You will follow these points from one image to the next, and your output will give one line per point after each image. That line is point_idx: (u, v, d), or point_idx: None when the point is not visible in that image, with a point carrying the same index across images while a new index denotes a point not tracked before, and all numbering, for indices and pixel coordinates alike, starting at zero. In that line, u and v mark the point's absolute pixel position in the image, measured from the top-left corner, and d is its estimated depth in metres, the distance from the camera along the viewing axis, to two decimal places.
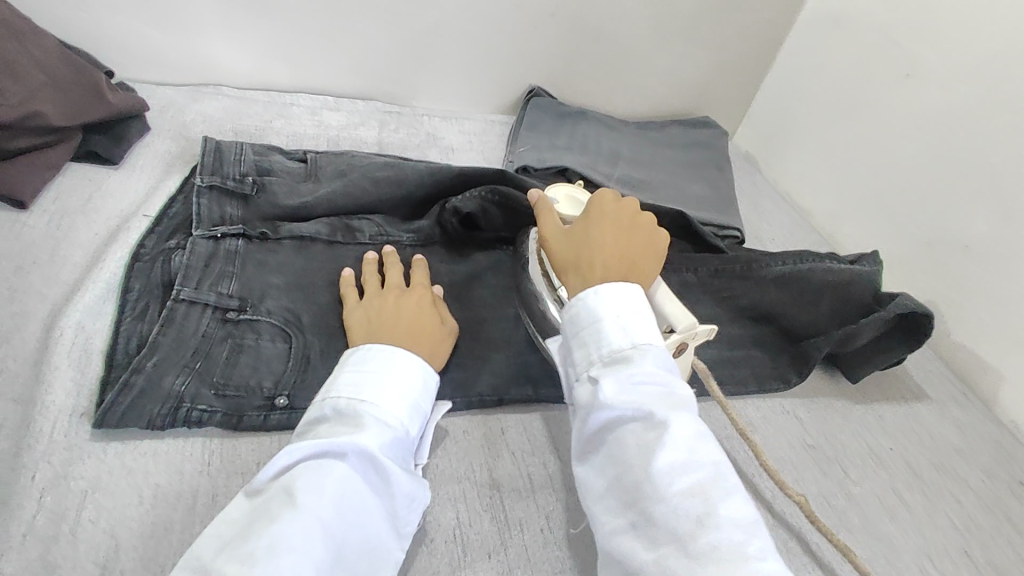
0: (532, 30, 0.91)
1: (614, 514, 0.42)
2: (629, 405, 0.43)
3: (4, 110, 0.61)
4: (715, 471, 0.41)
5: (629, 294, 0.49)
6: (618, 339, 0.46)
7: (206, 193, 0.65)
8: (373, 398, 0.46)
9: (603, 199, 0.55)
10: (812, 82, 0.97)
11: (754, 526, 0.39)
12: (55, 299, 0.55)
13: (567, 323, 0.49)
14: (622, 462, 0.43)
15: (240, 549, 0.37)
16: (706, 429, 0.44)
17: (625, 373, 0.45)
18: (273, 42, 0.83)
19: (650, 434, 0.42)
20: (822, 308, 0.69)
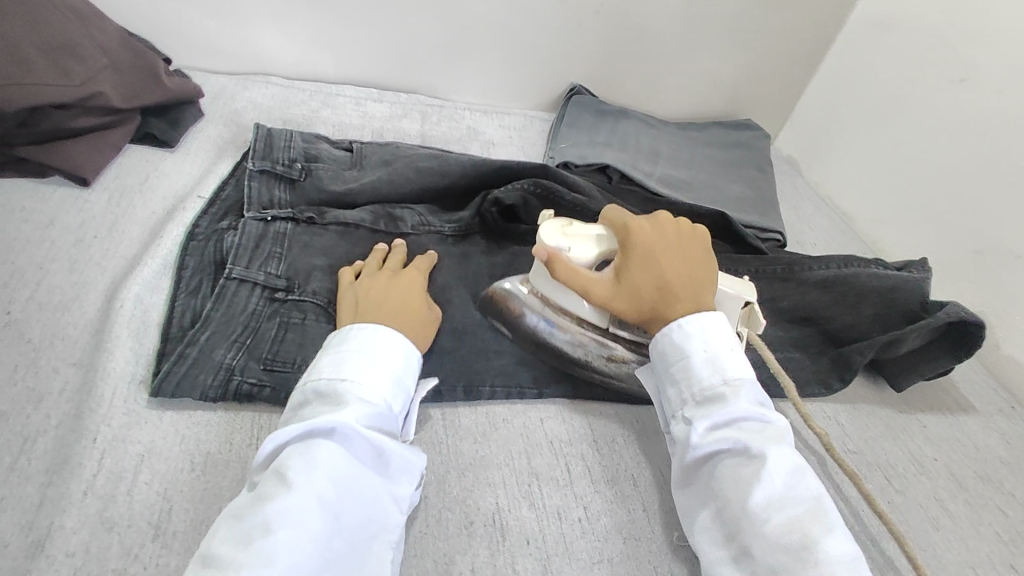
0: (577, 27, 0.91)
1: (715, 546, 0.44)
2: (724, 442, 0.45)
3: (66, 89, 0.63)
4: (815, 507, 0.42)
5: (719, 329, 0.51)
6: (710, 374, 0.48)
7: (257, 176, 0.67)
8: (354, 375, 0.46)
9: (642, 229, 0.54)
10: (860, 86, 0.95)
11: (857, 564, 0.39)
12: (115, 271, 0.57)
13: (658, 358, 0.52)
14: (722, 496, 0.44)
15: (239, 529, 0.38)
16: (806, 464, 0.45)
17: (720, 411, 0.47)
18: (321, 34, 0.85)
19: (747, 469, 0.44)
20: (866, 313, 0.68)
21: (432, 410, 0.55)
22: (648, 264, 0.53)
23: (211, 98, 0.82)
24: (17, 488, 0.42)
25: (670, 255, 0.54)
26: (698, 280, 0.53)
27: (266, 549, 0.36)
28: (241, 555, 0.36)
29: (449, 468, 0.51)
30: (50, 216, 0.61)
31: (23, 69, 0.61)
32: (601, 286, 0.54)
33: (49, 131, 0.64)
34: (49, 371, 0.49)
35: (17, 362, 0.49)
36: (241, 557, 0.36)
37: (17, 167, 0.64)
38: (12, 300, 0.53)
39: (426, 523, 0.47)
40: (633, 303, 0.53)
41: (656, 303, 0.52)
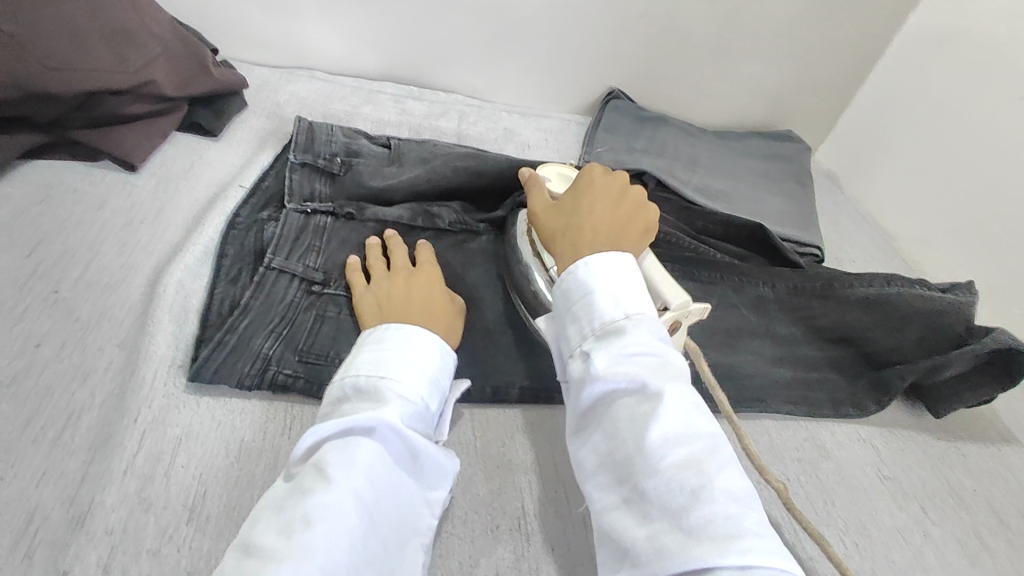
0: (620, 31, 0.90)
1: (607, 490, 0.41)
2: (622, 378, 0.42)
3: (123, 76, 0.65)
4: (711, 447, 0.40)
5: (623, 265, 0.48)
6: (610, 311, 0.46)
7: (298, 169, 0.67)
8: (394, 374, 0.46)
9: (592, 171, 0.56)
10: (911, 102, 0.93)
11: (749, 498, 0.38)
12: (158, 256, 0.58)
13: (561, 296, 0.49)
14: (616, 437, 0.42)
15: (280, 522, 0.38)
16: (701, 403, 0.43)
17: (619, 344, 0.44)
18: (366, 30, 0.86)
19: (645, 408, 0.41)
20: (908, 336, 0.65)
21: (461, 410, 0.55)
22: (582, 197, 0.54)
23: (255, 90, 0.83)
24: (60, 461, 0.43)
25: (605, 198, 0.55)
26: (623, 224, 0.53)
27: (308, 543, 0.36)
28: (282, 546, 0.36)
29: (476, 468, 0.51)
30: (99, 198, 0.62)
31: (81, 54, 0.62)
32: (540, 203, 0.57)
33: (102, 115, 0.65)
34: (95, 350, 0.50)
35: (63, 339, 0.50)
36: (281, 550, 0.36)
37: (69, 149, 0.66)
38: (61, 278, 0.54)
39: (452, 523, 0.47)
40: (556, 224, 0.54)
41: (569, 224, 0.53)
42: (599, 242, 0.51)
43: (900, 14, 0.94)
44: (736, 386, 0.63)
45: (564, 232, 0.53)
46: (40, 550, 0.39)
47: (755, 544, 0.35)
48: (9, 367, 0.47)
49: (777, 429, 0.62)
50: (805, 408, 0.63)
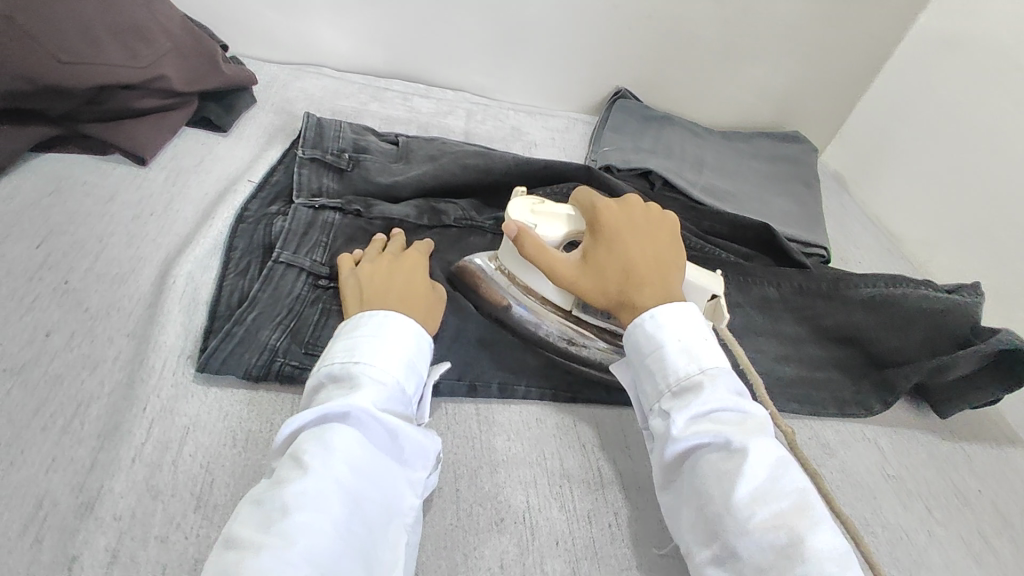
0: (627, 31, 0.90)
1: (699, 547, 0.41)
2: (704, 435, 0.43)
3: (134, 71, 0.65)
4: (799, 500, 0.39)
5: (690, 318, 0.49)
6: (684, 364, 0.46)
7: (308, 163, 0.68)
8: (366, 360, 0.46)
9: (601, 212, 0.55)
10: (919, 104, 0.93)
11: (846, 557, 0.37)
12: (168, 248, 0.59)
13: (633, 350, 0.50)
14: (702, 493, 0.42)
15: (259, 513, 0.38)
16: (787, 455, 0.43)
17: (696, 402, 0.45)
18: (375, 28, 0.86)
19: (728, 462, 0.41)
20: (913, 339, 0.65)
21: (466, 405, 0.56)
22: (616, 245, 0.53)
23: (264, 86, 0.84)
24: (69, 449, 0.44)
25: (637, 239, 0.54)
26: (665, 262, 0.54)
27: (288, 529, 0.36)
28: (261, 537, 0.36)
29: (481, 462, 0.51)
30: (110, 191, 0.63)
31: (91, 48, 0.62)
32: (566, 264, 0.53)
33: (113, 109, 0.66)
34: (104, 340, 0.50)
35: (73, 329, 0.50)
36: (262, 540, 0.36)
37: (81, 143, 0.66)
38: (72, 269, 0.54)
39: (457, 515, 0.48)
40: (604, 287, 0.53)
41: (621, 286, 0.52)
42: (660, 294, 0.51)
43: (909, 16, 0.93)
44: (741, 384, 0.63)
45: (622, 294, 0.52)
46: (49, 536, 0.40)
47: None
48: (20, 356, 0.48)
49: None
50: (809, 407, 0.64)
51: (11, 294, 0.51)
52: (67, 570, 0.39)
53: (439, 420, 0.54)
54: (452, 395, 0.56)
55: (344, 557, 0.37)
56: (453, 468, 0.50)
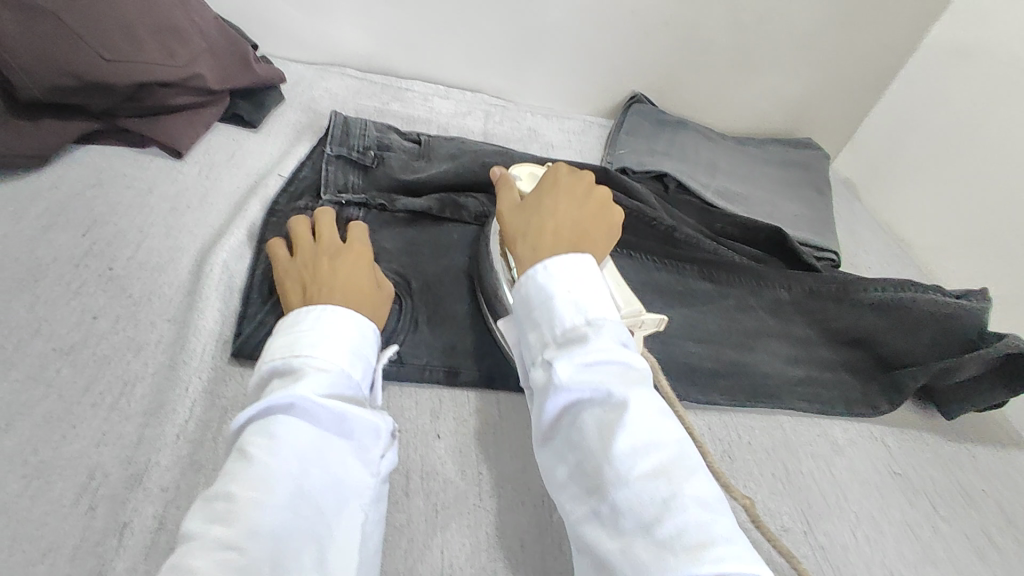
0: (644, 37, 0.92)
1: (580, 500, 0.40)
2: (588, 386, 0.41)
3: (173, 70, 0.68)
4: (678, 455, 0.39)
5: (582, 266, 0.47)
6: (571, 316, 0.45)
7: (334, 161, 0.71)
8: (311, 351, 0.47)
9: (556, 172, 0.56)
10: (931, 114, 0.95)
11: (718, 504, 0.38)
12: (204, 239, 0.62)
13: (520, 300, 0.48)
14: (583, 445, 0.41)
15: (206, 507, 0.38)
16: (666, 407, 0.42)
17: (581, 352, 0.43)
18: (399, 31, 0.89)
19: (611, 416, 0.40)
20: (923, 340, 0.67)
21: (487, 394, 0.58)
22: (546, 199, 0.53)
23: (291, 85, 0.86)
24: (118, 424, 0.46)
25: (568, 196, 0.54)
26: (589, 220, 0.53)
27: (236, 518, 0.37)
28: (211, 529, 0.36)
29: (501, 448, 0.54)
30: (148, 183, 0.66)
31: (134, 45, 0.65)
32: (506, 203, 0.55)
33: (152, 106, 0.68)
34: (147, 324, 0.53)
35: (118, 313, 0.53)
36: (210, 532, 0.36)
37: (119, 137, 0.69)
38: (114, 257, 0.57)
39: (479, 496, 0.51)
40: (518, 223, 0.52)
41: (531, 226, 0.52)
42: (561, 245, 0.50)
43: (920, 27, 0.95)
44: (751, 382, 0.65)
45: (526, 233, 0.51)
46: (102, 504, 0.43)
47: (723, 551, 0.35)
48: (68, 337, 0.50)
49: (791, 425, 0.64)
50: (817, 405, 0.65)
51: (58, 279, 0.54)
52: (119, 535, 0.41)
53: (462, 407, 0.57)
54: (473, 385, 0.58)
55: (296, 540, 0.38)
56: (477, 453, 0.53)
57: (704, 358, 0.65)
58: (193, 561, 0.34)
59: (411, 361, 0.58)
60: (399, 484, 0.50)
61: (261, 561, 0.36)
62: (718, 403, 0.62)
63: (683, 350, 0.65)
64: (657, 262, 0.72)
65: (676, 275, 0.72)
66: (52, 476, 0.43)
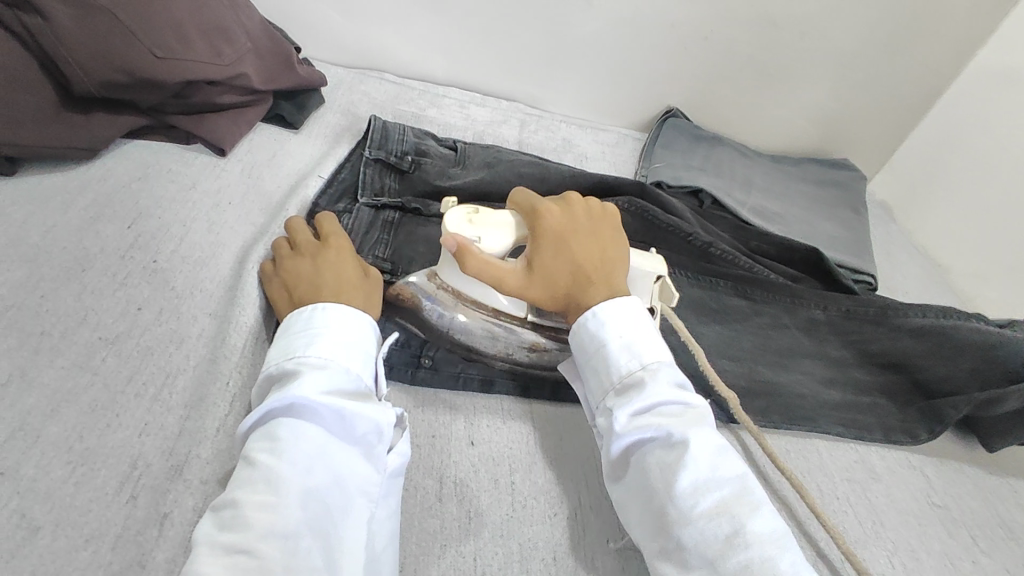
0: (682, 53, 0.92)
1: (649, 538, 0.44)
2: (648, 430, 0.45)
3: (221, 69, 0.69)
4: (740, 490, 0.42)
5: (632, 312, 0.51)
6: (627, 362, 0.48)
7: (371, 164, 0.71)
8: (306, 351, 0.47)
9: (550, 215, 0.52)
10: (974, 138, 0.93)
11: (784, 538, 0.40)
12: (245, 236, 0.63)
13: (577, 348, 0.51)
14: (648, 486, 0.44)
15: (216, 514, 0.38)
16: (726, 444, 0.45)
17: (639, 398, 0.46)
18: (438, 38, 0.89)
19: (670, 456, 0.43)
20: (964, 367, 0.65)
21: (519, 403, 0.58)
22: (558, 249, 0.52)
23: (331, 87, 0.87)
24: (159, 416, 0.47)
25: (581, 240, 0.52)
26: (610, 254, 0.53)
27: (242, 521, 0.37)
28: (220, 535, 0.37)
29: (533, 459, 0.54)
30: (191, 179, 0.66)
31: (182, 45, 0.65)
32: (513, 275, 0.51)
33: (197, 103, 0.70)
34: (189, 318, 0.53)
35: (161, 305, 0.53)
36: (218, 538, 0.37)
37: (165, 133, 0.70)
38: (159, 250, 0.57)
39: (511, 506, 0.51)
40: (557, 288, 0.52)
41: (570, 288, 0.52)
42: (601, 291, 0.52)
43: (966, 51, 0.94)
44: (786, 405, 0.64)
45: (570, 297, 0.52)
46: (143, 494, 0.43)
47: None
48: (114, 327, 0.51)
49: (827, 449, 0.63)
50: (854, 430, 0.64)
51: (104, 269, 0.54)
52: (159, 526, 0.42)
53: (496, 414, 0.57)
54: (505, 394, 0.58)
55: (304, 538, 0.38)
56: (511, 462, 0.53)
57: (738, 377, 0.64)
58: (202, 569, 0.35)
59: (444, 367, 0.58)
60: (433, 490, 0.50)
61: (270, 562, 0.36)
62: (752, 424, 0.62)
63: (716, 368, 0.64)
64: (688, 277, 0.71)
65: (710, 291, 0.71)
66: (95, 464, 0.43)
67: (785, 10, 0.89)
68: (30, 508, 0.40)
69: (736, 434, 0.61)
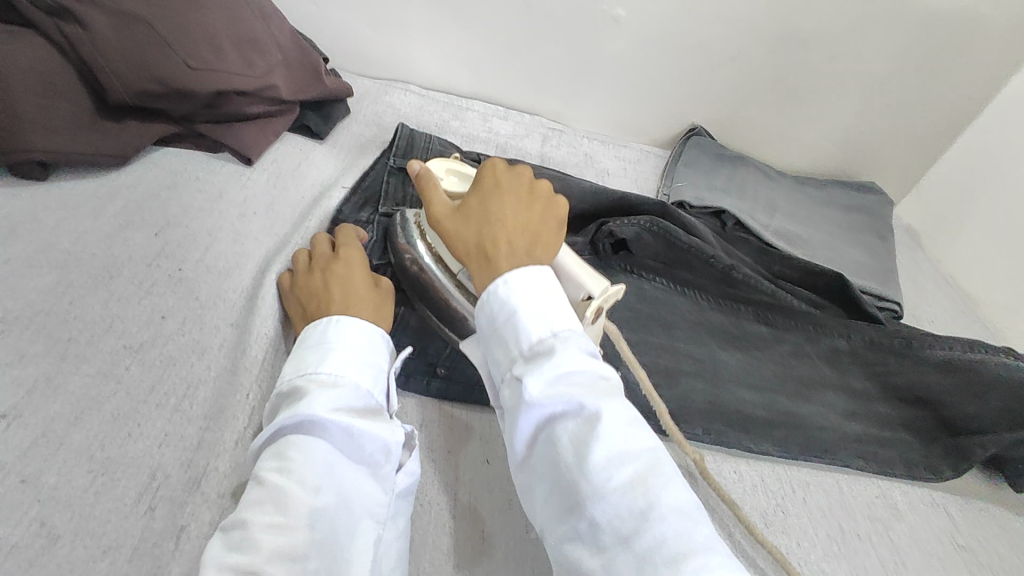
0: (708, 72, 0.92)
1: (558, 519, 0.40)
2: (559, 400, 0.41)
3: (250, 79, 0.70)
4: (651, 462, 0.39)
5: (542, 279, 0.47)
6: (538, 331, 0.44)
7: (394, 174, 0.73)
8: (318, 367, 0.47)
9: (494, 171, 0.54)
10: (1007, 166, 0.92)
11: (695, 510, 0.38)
12: (267, 247, 0.63)
13: (484, 317, 0.47)
14: (557, 460, 0.40)
15: (225, 535, 0.38)
16: (637, 415, 0.42)
17: (549, 365, 0.42)
18: (465, 52, 0.90)
19: (584, 428, 0.40)
20: (991, 404, 0.63)
21: None
22: (488, 200, 0.51)
23: (357, 99, 0.88)
24: (179, 427, 0.47)
25: (513, 200, 0.52)
26: (538, 223, 0.52)
27: (253, 543, 0.36)
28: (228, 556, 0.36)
29: None
30: (218, 188, 0.67)
31: (214, 56, 0.66)
32: (439, 206, 0.53)
33: (227, 113, 0.70)
34: (211, 328, 0.54)
35: (185, 315, 0.54)
36: (226, 560, 0.36)
37: (195, 141, 0.71)
38: (184, 259, 0.58)
39: (525, 529, 0.50)
40: (469, 233, 0.51)
41: (481, 237, 0.50)
42: (515, 251, 0.49)
43: (999, 76, 0.92)
44: (807, 436, 0.63)
45: (478, 245, 0.50)
46: (161, 506, 0.43)
47: (707, 559, 0.35)
48: (138, 335, 0.51)
49: (847, 483, 0.61)
50: (876, 464, 0.63)
51: (131, 277, 0.55)
52: (176, 539, 0.42)
53: None
54: None
55: (312, 558, 0.38)
56: None
57: (757, 405, 0.63)
58: None
59: (460, 383, 0.58)
60: (447, 508, 0.50)
61: None
62: (771, 454, 0.61)
63: (734, 396, 0.64)
64: (711, 301, 0.71)
65: (731, 315, 0.70)
66: (116, 474, 0.44)
67: (814, 32, 0.88)
68: (51, 516, 0.41)
69: (754, 464, 0.61)
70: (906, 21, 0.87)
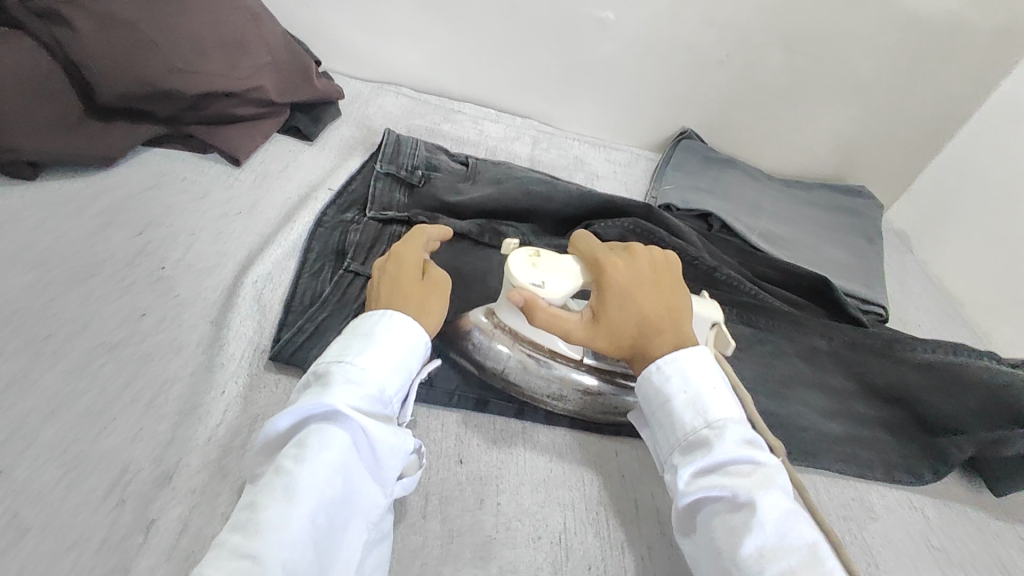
0: (696, 75, 0.92)
1: None
2: (714, 490, 0.42)
3: (234, 81, 0.70)
4: (806, 559, 0.38)
5: (699, 364, 0.48)
6: (692, 417, 0.46)
7: (382, 178, 0.72)
8: (354, 359, 0.46)
9: (613, 263, 0.51)
10: (996, 170, 0.91)
11: None
12: (250, 246, 0.64)
13: (641, 399, 0.50)
14: (714, 546, 0.42)
15: (241, 516, 0.38)
16: (798, 508, 0.42)
17: (706, 457, 0.44)
18: (454, 55, 0.91)
19: (738, 519, 0.41)
20: (968, 405, 0.63)
21: (512, 423, 0.58)
22: (625, 297, 0.50)
23: (347, 101, 0.89)
24: (152, 422, 0.48)
25: (647, 292, 0.51)
26: (675, 306, 0.52)
27: (258, 527, 0.36)
28: (239, 538, 0.36)
29: (521, 479, 0.54)
30: (203, 188, 0.68)
31: (199, 57, 0.67)
32: (579, 326, 0.50)
33: (212, 114, 0.71)
34: (190, 326, 0.55)
35: (163, 313, 0.55)
36: (233, 542, 0.36)
37: (183, 142, 0.71)
38: (165, 258, 0.59)
39: (496, 526, 0.50)
40: (620, 340, 0.50)
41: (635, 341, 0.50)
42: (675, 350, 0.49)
43: (989, 81, 0.92)
44: (785, 437, 0.63)
45: (634, 348, 0.50)
46: (132, 500, 0.44)
47: None
48: (115, 333, 0.52)
49: (824, 485, 0.61)
50: (854, 466, 0.63)
51: (111, 276, 0.56)
52: (144, 533, 0.43)
53: (487, 433, 0.57)
54: (499, 415, 0.58)
55: (309, 553, 0.37)
56: (499, 482, 0.53)
57: None
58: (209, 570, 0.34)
59: (439, 383, 0.58)
60: (418, 506, 0.50)
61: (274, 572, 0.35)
62: None
63: None
64: None
65: None
66: (88, 467, 0.45)
67: (800, 33, 0.88)
68: (21, 509, 0.42)
69: None
70: (891, 24, 0.87)
